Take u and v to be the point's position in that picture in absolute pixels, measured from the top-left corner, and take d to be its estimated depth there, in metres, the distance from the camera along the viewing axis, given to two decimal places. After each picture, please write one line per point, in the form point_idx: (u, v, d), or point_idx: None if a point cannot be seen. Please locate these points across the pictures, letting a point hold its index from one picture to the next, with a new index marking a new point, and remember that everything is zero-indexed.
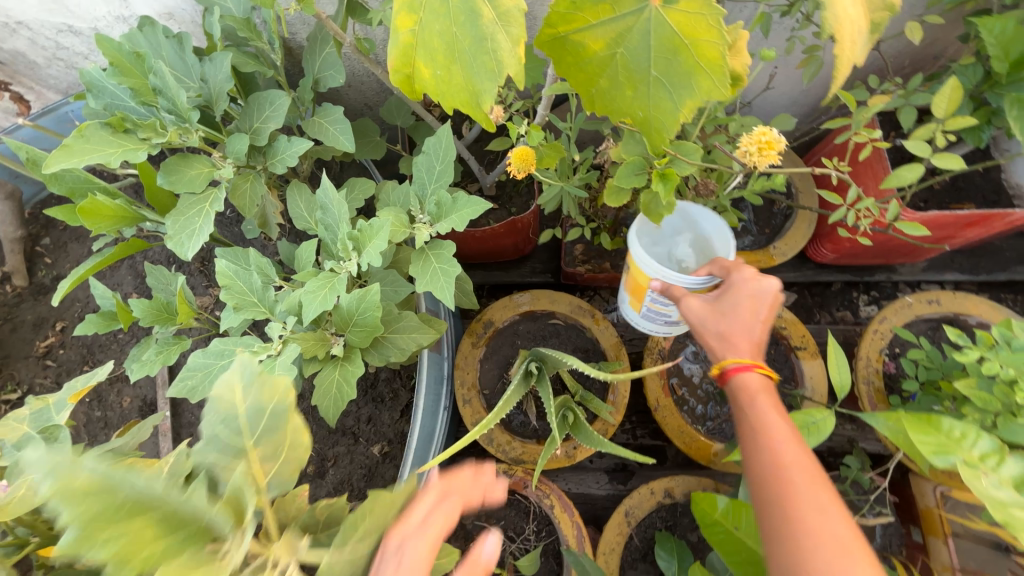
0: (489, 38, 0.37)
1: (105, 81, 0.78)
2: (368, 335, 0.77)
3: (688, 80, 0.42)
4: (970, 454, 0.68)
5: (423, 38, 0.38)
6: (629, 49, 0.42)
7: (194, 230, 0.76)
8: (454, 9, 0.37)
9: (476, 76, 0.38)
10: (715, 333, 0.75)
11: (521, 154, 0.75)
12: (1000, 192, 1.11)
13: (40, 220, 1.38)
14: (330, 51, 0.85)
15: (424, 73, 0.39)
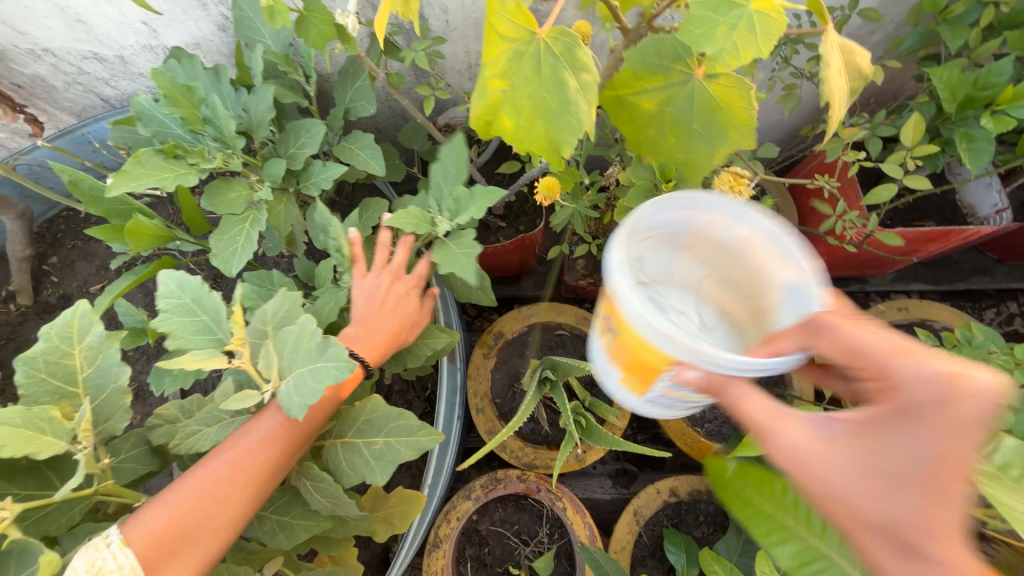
0: (572, 103, 0.45)
1: (155, 110, 0.86)
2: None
3: (722, 133, 0.53)
4: None
5: (511, 96, 0.47)
6: (675, 108, 0.53)
7: (236, 249, 0.82)
8: (543, 77, 0.45)
9: (558, 127, 0.46)
10: (879, 517, 0.46)
11: (548, 183, 0.83)
12: (955, 211, 1.25)
13: (47, 239, 1.38)
14: (362, 84, 0.92)
15: (507, 122, 0.48)
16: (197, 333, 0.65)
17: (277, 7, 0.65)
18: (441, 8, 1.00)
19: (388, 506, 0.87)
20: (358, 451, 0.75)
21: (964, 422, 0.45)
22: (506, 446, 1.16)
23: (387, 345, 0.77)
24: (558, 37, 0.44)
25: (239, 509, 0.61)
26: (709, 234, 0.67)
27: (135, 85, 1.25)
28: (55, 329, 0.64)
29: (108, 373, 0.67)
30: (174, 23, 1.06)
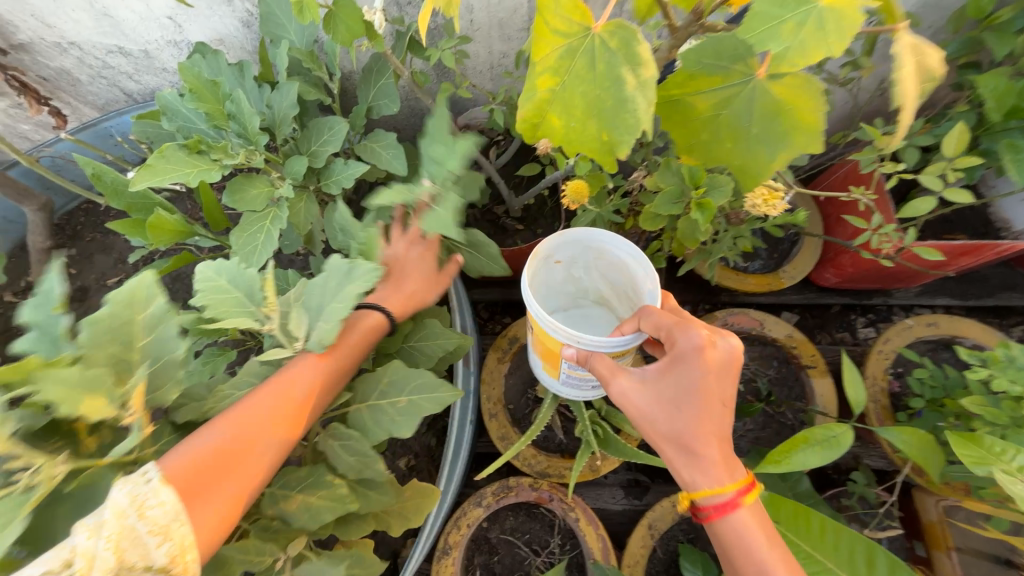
0: (629, 102, 0.42)
1: (180, 105, 0.87)
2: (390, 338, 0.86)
3: (784, 139, 0.49)
4: (959, 455, 0.77)
5: (563, 96, 0.44)
6: (732, 111, 0.50)
7: (257, 246, 0.82)
8: (600, 75, 0.42)
9: (611, 125, 0.43)
10: (670, 433, 0.70)
11: (577, 186, 0.81)
12: (987, 224, 1.21)
13: (66, 232, 1.39)
14: (385, 82, 0.91)
15: (555, 123, 0.45)
16: (235, 306, 0.64)
17: (307, 0, 0.64)
18: (466, 7, 0.99)
19: (407, 495, 0.85)
20: (382, 409, 0.73)
21: (711, 369, 0.69)
22: (519, 452, 1.14)
23: (408, 307, 0.75)
24: (615, 32, 0.41)
25: (275, 449, 0.58)
26: (603, 257, 0.88)
27: (157, 80, 1.26)
28: (121, 295, 0.56)
29: (167, 347, 0.59)
30: (199, 18, 1.06)
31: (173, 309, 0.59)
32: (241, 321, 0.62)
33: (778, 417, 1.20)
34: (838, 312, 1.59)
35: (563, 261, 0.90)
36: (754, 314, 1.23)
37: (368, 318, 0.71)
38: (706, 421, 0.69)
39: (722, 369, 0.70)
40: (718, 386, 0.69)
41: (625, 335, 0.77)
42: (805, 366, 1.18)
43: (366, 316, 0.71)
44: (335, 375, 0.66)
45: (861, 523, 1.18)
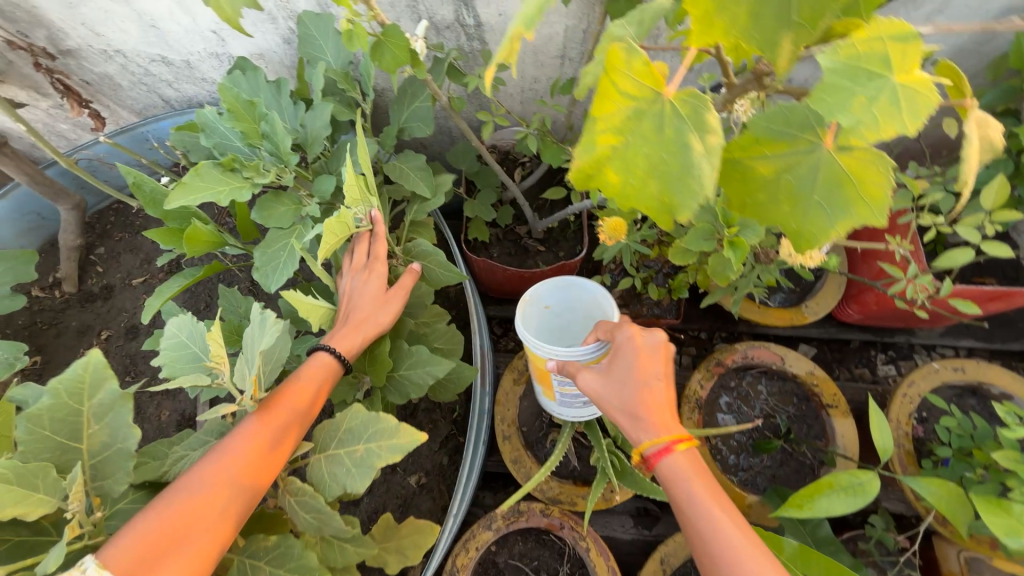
0: (695, 167, 0.35)
1: (217, 123, 0.88)
2: (379, 371, 0.88)
3: (846, 208, 0.44)
4: None
5: (624, 153, 0.36)
6: (796, 176, 0.45)
7: (278, 264, 0.84)
8: (666, 137, 0.35)
9: (675, 194, 0.36)
10: (622, 411, 0.73)
11: (614, 224, 0.84)
12: (1019, 270, 1.19)
13: (96, 230, 1.42)
14: (420, 105, 0.92)
15: (613, 182, 0.37)
16: (186, 364, 0.74)
17: (357, 30, 0.65)
18: (503, 33, 1.00)
19: (401, 536, 0.87)
20: (340, 461, 0.73)
21: (643, 353, 0.74)
22: (531, 477, 1.13)
23: (356, 334, 0.79)
24: (685, 98, 0.35)
25: (239, 500, 0.59)
26: (584, 304, 0.96)
27: (196, 88, 1.29)
28: (65, 384, 0.55)
29: (115, 435, 0.58)
30: (241, 34, 1.09)
31: (126, 393, 0.58)
32: (195, 379, 0.67)
33: (797, 455, 1.16)
34: (858, 348, 1.57)
35: (551, 308, 0.97)
36: (775, 348, 1.21)
37: (316, 361, 0.74)
38: (641, 394, 0.72)
39: (652, 355, 0.74)
40: (660, 364, 0.74)
41: (588, 344, 0.83)
42: (826, 405, 1.16)
43: (316, 358, 0.75)
44: (292, 417, 0.68)
45: (879, 570, 1.14)
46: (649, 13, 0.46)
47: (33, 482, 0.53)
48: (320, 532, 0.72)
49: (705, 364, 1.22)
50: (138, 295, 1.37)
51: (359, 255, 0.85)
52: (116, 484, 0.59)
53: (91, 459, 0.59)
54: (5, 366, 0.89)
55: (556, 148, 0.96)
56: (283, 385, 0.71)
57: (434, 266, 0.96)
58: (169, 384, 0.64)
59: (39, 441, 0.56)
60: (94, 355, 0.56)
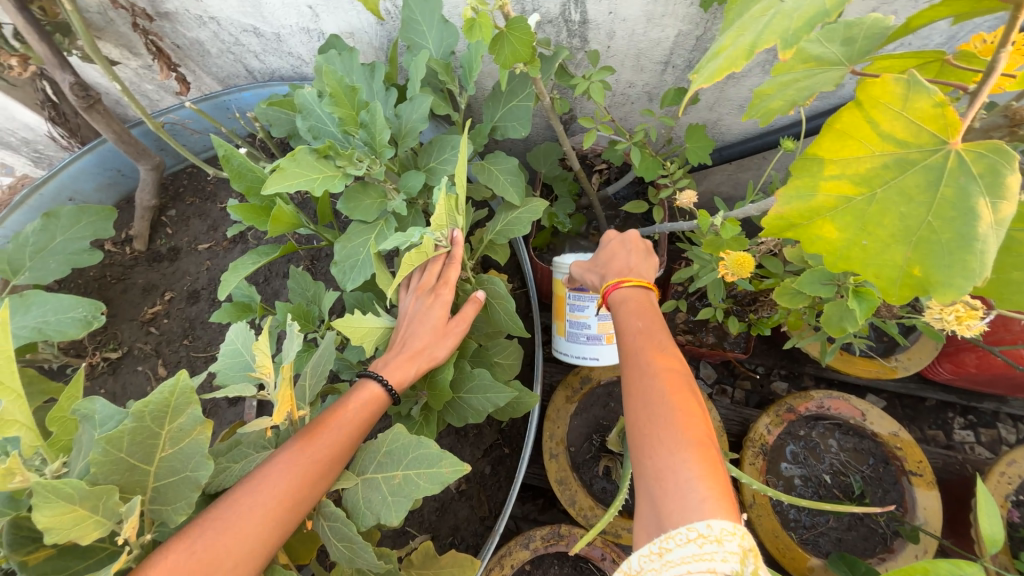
0: (978, 240, 0.36)
1: (316, 106, 0.85)
2: (440, 397, 0.86)
3: None
4: None
5: (863, 207, 0.41)
6: None
7: (358, 260, 0.82)
8: (940, 201, 0.38)
9: (938, 262, 0.38)
10: (599, 275, 0.80)
11: (740, 259, 0.76)
12: None
13: (169, 192, 1.45)
14: (519, 103, 0.87)
15: (844, 235, 0.42)
16: (237, 372, 0.74)
17: (483, 20, 0.60)
18: (608, 33, 0.93)
19: (440, 566, 0.84)
20: (376, 487, 0.70)
21: (616, 238, 0.83)
22: (575, 501, 1.08)
23: (411, 365, 0.77)
24: (982, 154, 0.37)
25: (271, 533, 0.57)
26: None
27: (281, 62, 1.28)
28: (148, 409, 0.51)
29: (187, 462, 0.55)
30: (337, 11, 1.06)
31: (205, 423, 0.54)
32: (240, 391, 0.65)
33: (868, 521, 1.09)
34: (934, 407, 1.44)
35: None
36: (856, 401, 1.11)
37: (366, 392, 0.73)
38: (610, 262, 0.80)
39: (627, 238, 0.82)
40: (638, 248, 0.81)
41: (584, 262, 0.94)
42: (908, 471, 1.06)
43: (366, 390, 0.73)
44: (335, 442, 0.66)
45: None
46: (861, 30, 0.44)
47: (98, 501, 0.49)
48: (351, 564, 0.69)
49: (775, 407, 1.12)
50: (202, 260, 1.38)
51: (427, 277, 0.80)
52: (174, 512, 0.57)
53: (154, 483, 0.56)
54: (82, 324, 0.90)
55: (653, 161, 0.92)
56: (329, 413, 0.69)
57: (502, 311, 0.91)
58: (218, 393, 0.62)
59: (112, 461, 0.53)
60: (183, 381, 0.51)
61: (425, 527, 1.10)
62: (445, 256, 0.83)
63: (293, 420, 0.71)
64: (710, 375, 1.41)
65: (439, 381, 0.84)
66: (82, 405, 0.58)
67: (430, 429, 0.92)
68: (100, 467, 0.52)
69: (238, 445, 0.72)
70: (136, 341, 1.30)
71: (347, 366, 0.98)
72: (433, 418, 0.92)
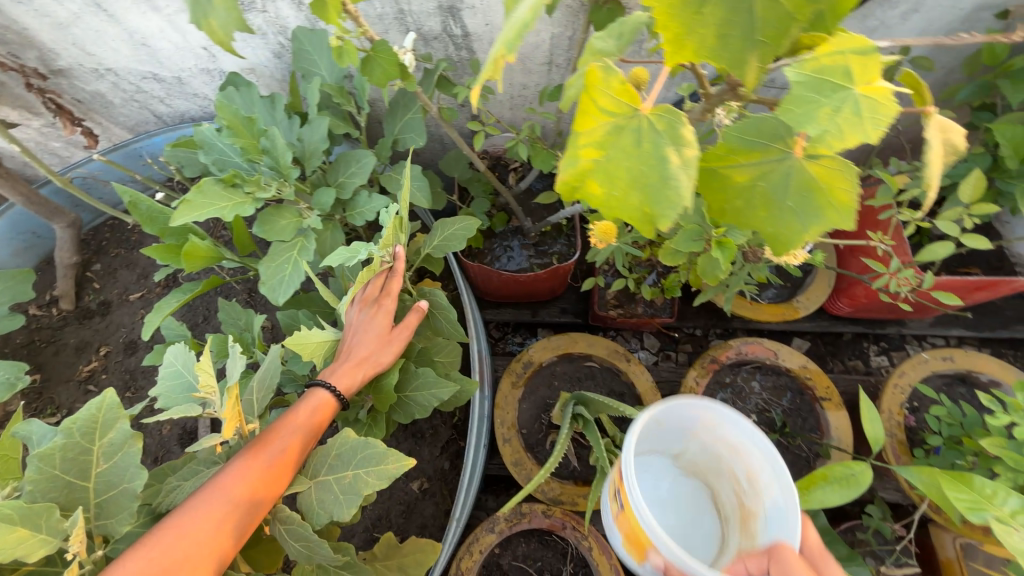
0: (672, 179, 0.44)
1: (216, 140, 0.86)
2: (384, 400, 0.91)
3: (819, 213, 0.48)
4: (1002, 511, 0.70)
5: (607, 166, 0.47)
6: (770, 183, 0.49)
7: (283, 278, 0.82)
8: (646, 154, 0.45)
9: (653, 202, 0.45)
10: None
11: (604, 228, 0.85)
12: (1004, 261, 1.22)
13: (92, 247, 1.43)
14: (412, 116, 0.93)
15: (601, 192, 0.48)
16: (179, 395, 0.76)
17: (347, 48, 0.67)
18: (490, 42, 1.01)
19: (403, 555, 0.89)
20: (328, 488, 0.74)
21: None
22: (532, 478, 1.14)
23: (358, 371, 0.81)
24: (662, 114, 0.45)
25: (232, 531, 0.61)
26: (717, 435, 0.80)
27: (189, 104, 1.30)
28: (78, 424, 0.55)
29: (122, 475, 0.57)
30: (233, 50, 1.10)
31: (135, 434, 0.57)
32: (184, 411, 0.68)
33: (792, 449, 1.19)
34: (851, 340, 1.59)
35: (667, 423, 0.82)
36: (769, 342, 1.23)
37: (315, 398, 0.77)
38: None
39: None
40: None
41: None
42: (819, 398, 1.20)
43: (314, 396, 0.77)
44: (286, 444, 0.70)
45: (875, 559, 1.19)
46: (628, 27, 0.50)
47: (39, 518, 0.52)
48: (310, 561, 0.74)
49: (700, 360, 1.23)
50: (135, 309, 1.37)
51: (370, 290, 0.85)
52: (119, 524, 0.58)
53: (96, 498, 0.58)
54: (7, 386, 0.90)
55: (547, 153, 1.01)
56: (281, 420, 0.73)
57: (445, 321, 1.01)
58: (162, 417, 0.64)
59: (48, 479, 0.56)
60: (108, 396, 0.55)
61: (394, 530, 1.14)
62: (388, 270, 0.88)
63: (242, 433, 0.75)
64: (653, 344, 1.52)
65: (384, 385, 0.89)
66: (20, 428, 0.65)
67: (378, 428, 0.97)
68: (37, 485, 0.55)
69: (189, 464, 0.75)
70: (74, 401, 1.27)
71: (291, 384, 1.01)
72: (381, 418, 0.97)
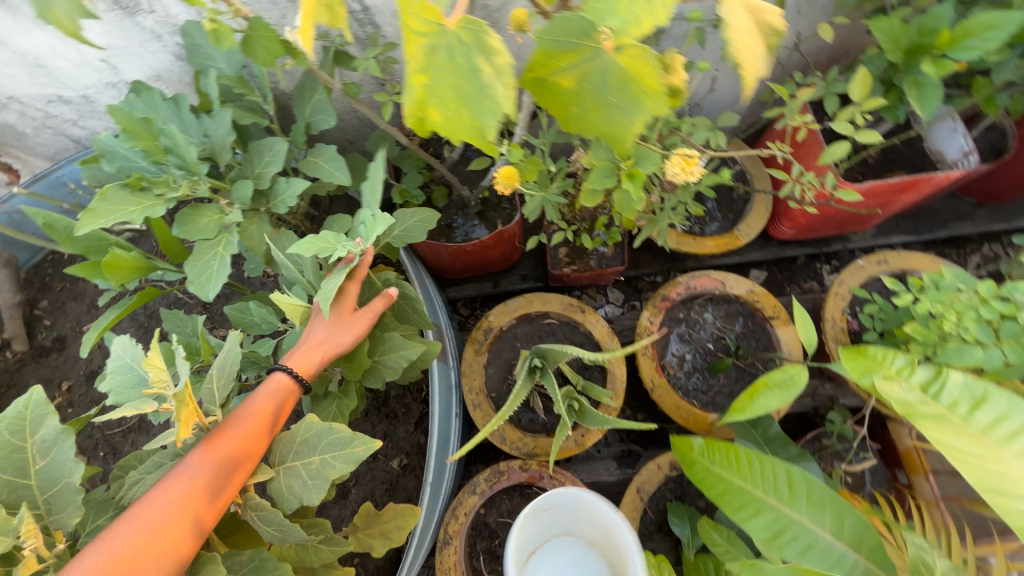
0: (489, 88, 0.37)
1: (117, 146, 0.84)
2: (357, 367, 0.91)
3: (638, 107, 0.42)
4: (890, 369, 0.74)
5: (434, 89, 0.37)
6: (593, 83, 0.41)
7: (212, 274, 0.82)
8: (460, 61, 0.37)
9: (481, 116, 0.38)
10: None
11: (506, 173, 0.81)
12: (926, 159, 1.28)
13: (36, 284, 1.40)
14: (320, 97, 0.93)
15: (436, 117, 0.39)
16: (132, 389, 0.75)
17: (220, 30, 0.66)
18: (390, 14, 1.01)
19: (384, 522, 0.91)
20: (296, 474, 0.76)
21: None
22: (505, 437, 1.18)
23: (316, 353, 0.80)
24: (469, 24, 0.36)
25: (192, 520, 0.62)
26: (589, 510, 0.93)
27: (105, 123, 1.27)
28: (8, 416, 0.58)
29: (61, 470, 0.59)
30: (133, 57, 1.07)
31: (63, 428, 0.59)
32: (139, 406, 0.67)
33: (750, 370, 1.24)
34: (804, 263, 1.64)
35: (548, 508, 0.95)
36: (715, 274, 1.26)
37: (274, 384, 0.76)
38: None
39: None
40: None
41: None
42: (769, 317, 1.24)
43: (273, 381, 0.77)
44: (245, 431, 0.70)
45: (840, 458, 1.27)
46: None
47: None
48: (285, 542, 0.76)
49: (652, 301, 1.27)
50: None
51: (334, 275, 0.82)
52: (71, 516, 0.60)
53: (42, 495, 0.59)
54: None
55: None
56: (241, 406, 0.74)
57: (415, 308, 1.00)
58: (116, 416, 0.62)
59: None
60: (32, 394, 0.58)
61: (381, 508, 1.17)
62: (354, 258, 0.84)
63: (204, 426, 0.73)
64: (618, 297, 1.55)
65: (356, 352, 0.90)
66: None
67: (350, 399, 0.95)
68: None
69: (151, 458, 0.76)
70: None
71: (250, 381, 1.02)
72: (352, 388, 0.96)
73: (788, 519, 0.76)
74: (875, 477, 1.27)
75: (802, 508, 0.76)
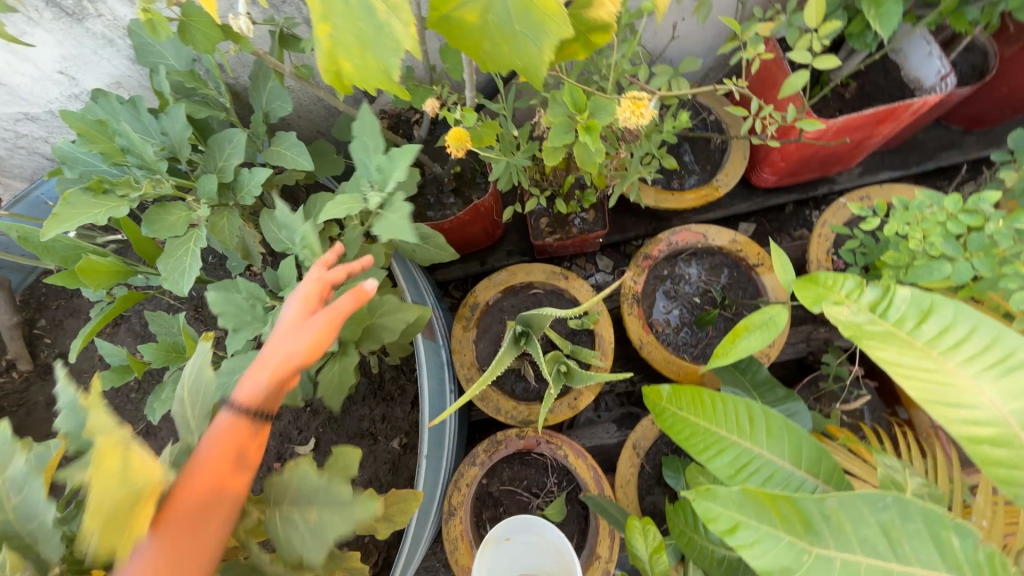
0: (386, 25, 0.37)
1: (77, 152, 0.87)
2: (357, 319, 0.85)
3: (548, 28, 0.41)
4: (841, 293, 0.70)
5: (336, 36, 0.38)
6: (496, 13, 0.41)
7: (184, 269, 0.83)
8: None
9: (384, 57, 0.38)
10: None
11: (455, 135, 0.82)
12: (903, 89, 1.24)
13: (32, 305, 1.43)
14: (273, 84, 0.93)
15: (346, 65, 0.39)
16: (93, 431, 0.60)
17: (153, 18, 0.66)
18: None
19: None
20: (292, 522, 0.61)
21: None
22: (500, 408, 1.19)
23: (262, 375, 0.56)
24: None
25: None
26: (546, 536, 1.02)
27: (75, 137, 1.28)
28: None
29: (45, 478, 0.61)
30: (90, 65, 1.07)
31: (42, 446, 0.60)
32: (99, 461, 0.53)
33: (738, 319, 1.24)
34: (794, 211, 1.61)
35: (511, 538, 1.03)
36: (696, 228, 1.25)
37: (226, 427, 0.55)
38: None
39: None
40: None
41: None
42: (753, 266, 1.23)
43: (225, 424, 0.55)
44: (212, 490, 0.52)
45: (835, 397, 1.28)
46: None
47: None
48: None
49: (634, 260, 1.24)
50: (92, 354, 1.39)
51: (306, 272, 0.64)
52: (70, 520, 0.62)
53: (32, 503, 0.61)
54: None
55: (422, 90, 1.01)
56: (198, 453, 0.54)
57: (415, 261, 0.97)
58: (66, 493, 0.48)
59: None
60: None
61: (386, 487, 1.20)
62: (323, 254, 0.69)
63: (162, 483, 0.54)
64: (607, 264, 1.54)
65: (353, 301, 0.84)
66: None
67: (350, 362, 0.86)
68: None
69: None
70: None
71: None
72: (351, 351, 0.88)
73: (748, 453, 0.78)
74: (873, 413, 1.28)
75: (763, 440, 0.79)
